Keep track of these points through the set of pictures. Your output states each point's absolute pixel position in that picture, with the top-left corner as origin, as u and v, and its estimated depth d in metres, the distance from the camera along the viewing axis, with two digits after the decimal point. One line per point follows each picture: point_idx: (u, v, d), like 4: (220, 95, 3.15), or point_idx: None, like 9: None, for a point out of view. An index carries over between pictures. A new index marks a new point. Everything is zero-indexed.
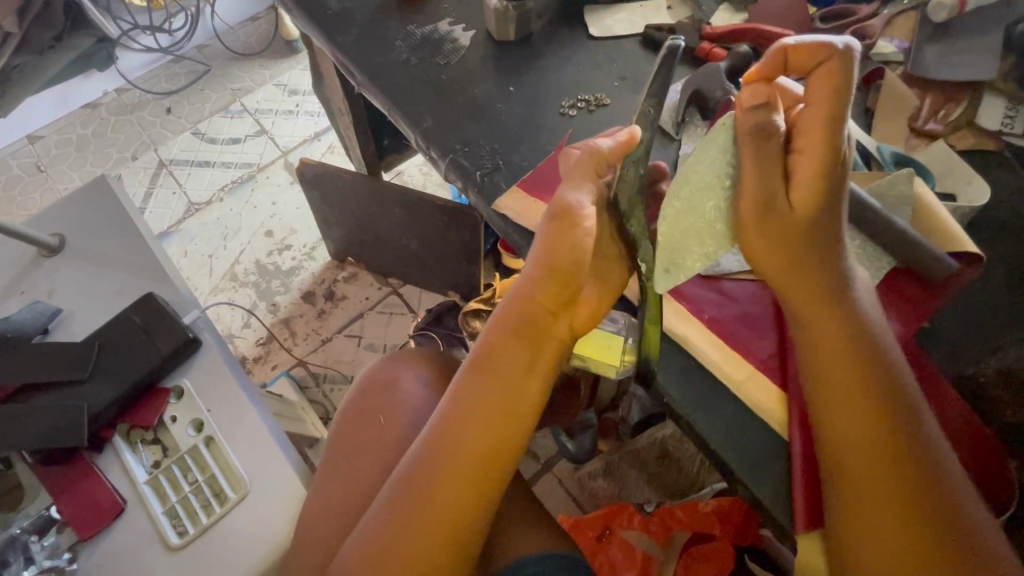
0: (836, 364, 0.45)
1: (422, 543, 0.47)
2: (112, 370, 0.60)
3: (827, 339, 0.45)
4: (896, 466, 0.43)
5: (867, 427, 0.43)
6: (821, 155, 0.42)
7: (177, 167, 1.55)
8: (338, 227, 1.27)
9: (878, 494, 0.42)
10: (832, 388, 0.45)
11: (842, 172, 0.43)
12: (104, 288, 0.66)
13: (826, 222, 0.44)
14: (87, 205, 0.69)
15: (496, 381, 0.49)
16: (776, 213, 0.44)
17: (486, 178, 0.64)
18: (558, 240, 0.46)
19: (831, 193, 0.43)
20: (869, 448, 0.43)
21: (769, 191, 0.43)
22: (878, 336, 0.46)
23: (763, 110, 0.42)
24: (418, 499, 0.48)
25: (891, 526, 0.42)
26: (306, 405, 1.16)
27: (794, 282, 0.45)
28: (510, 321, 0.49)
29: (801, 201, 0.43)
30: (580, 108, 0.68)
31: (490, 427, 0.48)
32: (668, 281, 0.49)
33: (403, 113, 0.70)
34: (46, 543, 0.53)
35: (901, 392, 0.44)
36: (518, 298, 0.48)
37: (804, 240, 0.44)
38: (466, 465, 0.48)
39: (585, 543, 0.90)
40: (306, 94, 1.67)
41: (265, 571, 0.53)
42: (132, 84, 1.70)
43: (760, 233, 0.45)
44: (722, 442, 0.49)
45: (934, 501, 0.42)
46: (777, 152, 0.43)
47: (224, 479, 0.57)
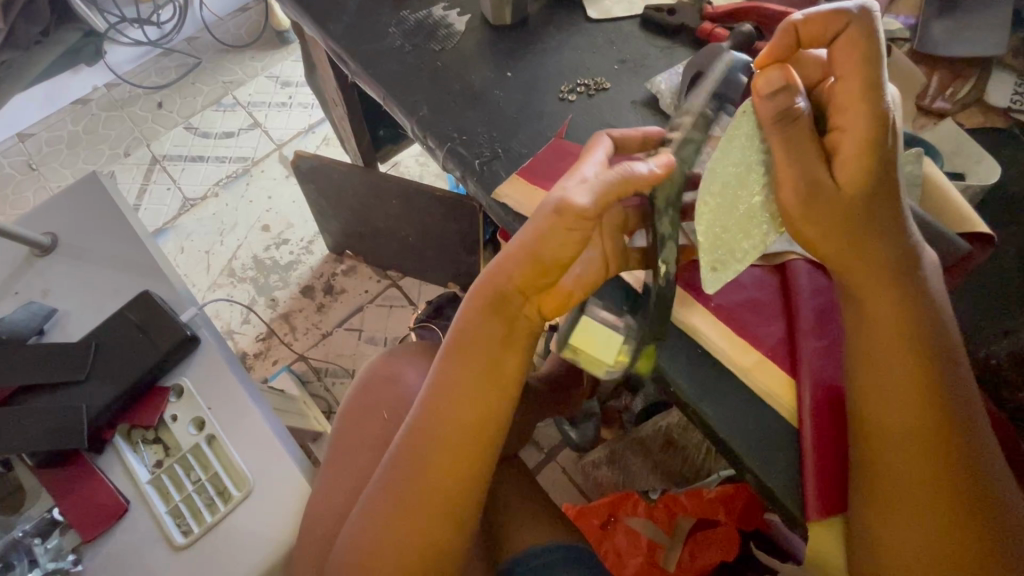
0: (878, 345, 0.43)
1: (430, 527, 0.47)
2: (110, 370, 0.59)
3: (875, 319, 0.44)
4: (929, 447, 0.42)
5: (904, 407, 0.43)
6: (865, 131, 0.40)
7: (171, 162, 1.53)
8: (336, 220, 1.26)
9: (903, 478, 0.42)
10: (870, 370, 0.44)
11: (892, 145, 0.42)
12: (99, 287, 0.65)
13: (881, 199, 0.43)
14: (79, 202, 0.68)
15: (488, 365, 0.48)
16: (821, 193, 0.42)
17: (485, 167, 0.63)
18: (543, 226, 0.44)
19: (883, 172, 0.42)
20: (902, 432, 0.42)
21: (813, 171, 0.42)
22: (927, 317, 0.44)
23: (785, 94, 0.41)
24: (429, 485, 0.48)
25: (914, 504, 0.42)
26: (308, 400, 1.15)
27: (849, 261, 0.44)
28: (495, 304, 0.47)
29: (849, 179, 0.42)
30: (579, 93, 0.67)
31: (488, 412, 0.48)
32: (717, 281, 0.48)
33: (399, 102, 0.68)
34: (49, 545, 0.53)
35: (947, 376, 0.43)
36: (504, 284, 0.47)
37: (855, 219, 0.43)
38: (472, 449, 0.48)
39: (590, 532, 0.89)
40: (300, 85, 1.64)
41: (270, 570, 0.53)
42: (122, 78, 1.68)
43: (809, 215, 0.43)
44: (730, 430, 0.48)
45: (963, 486, 0.42)
46: (810, 130, 0.42)
47: (226, 477, 0.56)
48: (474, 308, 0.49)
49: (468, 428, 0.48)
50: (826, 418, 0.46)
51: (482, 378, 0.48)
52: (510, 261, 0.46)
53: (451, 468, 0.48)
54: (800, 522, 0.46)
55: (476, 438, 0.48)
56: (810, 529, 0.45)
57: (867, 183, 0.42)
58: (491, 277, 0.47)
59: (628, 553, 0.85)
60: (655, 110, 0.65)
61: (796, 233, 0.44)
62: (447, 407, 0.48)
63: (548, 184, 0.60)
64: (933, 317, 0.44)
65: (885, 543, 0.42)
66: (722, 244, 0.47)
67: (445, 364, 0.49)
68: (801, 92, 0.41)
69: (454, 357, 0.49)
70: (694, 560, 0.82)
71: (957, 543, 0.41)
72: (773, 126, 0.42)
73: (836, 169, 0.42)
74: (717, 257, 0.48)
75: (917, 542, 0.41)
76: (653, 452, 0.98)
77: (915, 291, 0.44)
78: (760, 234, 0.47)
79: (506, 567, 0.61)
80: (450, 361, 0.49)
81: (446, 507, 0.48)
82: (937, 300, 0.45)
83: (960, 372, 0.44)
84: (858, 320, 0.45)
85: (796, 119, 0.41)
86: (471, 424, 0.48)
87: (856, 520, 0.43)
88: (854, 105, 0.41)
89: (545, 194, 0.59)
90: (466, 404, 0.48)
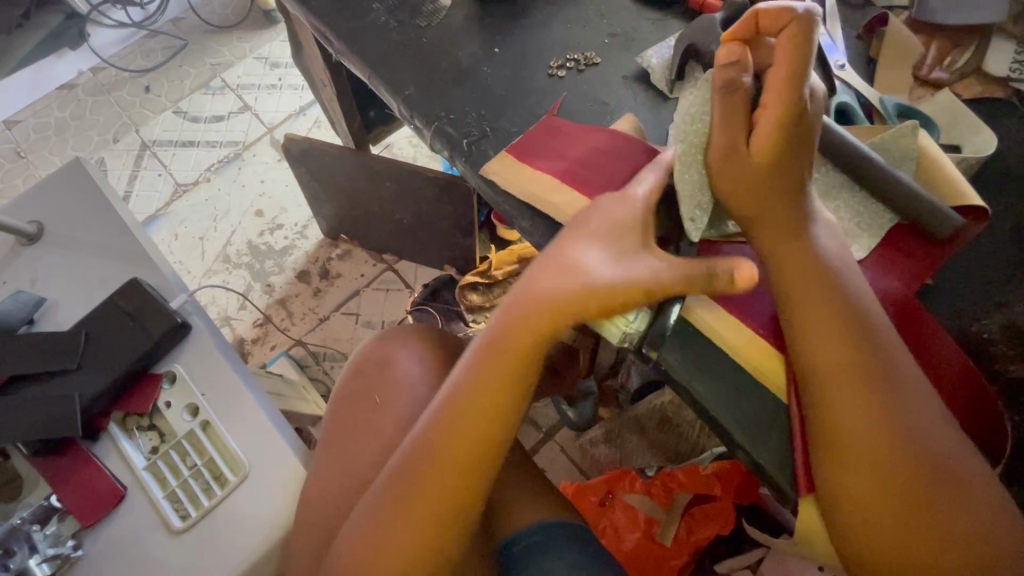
0: (809, 311, 0.44)
1: (418, 513, 0.47)
2: (102, 358, 0.59)
3: (803, 288, 0.45)
4: (865, 394, 0.42)
5: (839, 361, 0.43)
6: (780, 114, 0.44)
7: (161, 148, 1.51)
8: (329, 204, 1.25)
9: (851, 436, 0.42)
10: (806, 337, 0.44)
11: (803, 125, 0.45)
12: (87, 275, 0.64)
13: (791, 167, 0.46)
14: (63, 189, 0.67)
15: (508, 370, 0.47)
16: (737, 160, 0.46)
17: (474, 146, 0.62)
18: (617, 274, 0.44)
19: (796, 143, 0.45)
20: (845, 398, 0.42)
21: (731, 139, 0.46)
22: (841, 270, 0.46)
23: (734, 68, 0.44)
24: (417, 476, 0.47)
25: (865, 458, 0.41)
26: (307, 384, 1.16)
27: (764, 229, 0.47)
28: (532, 323, 0.46)
29: (761, 149, 0.45)
30: (569, 69, 0.65)
31: (491, 426, 0.47)
32: (697, 230, 0.48)
33: (385, 81, 0.67)
34: (48, 532, 0.53)
35: (874, 336, 0.44)
36: (550, 314, 0.45)
37: (771, 181, 0.46)
38: (460, 445, 0.47)
39: (587, 508, 0.91)
40: (289, 66, 1.61)
41: (266, 551, 0.53)
42: (107, 62, 1.64)
43: (728, 179, 0.47)
44: (721, 407, 0.48)
45: (908, 447, 0.41)
46: (745, 107, 0.45)
47: (223, 462, 0.56)
48: (501, 326, 0.48)
49: (475, 425, 0.47)
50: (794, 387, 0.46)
51: (510, 387, 0.47)
52: (567, 298, 0.45)
53: (438, 461, 0.47)
54: (791, 497, 0.46)
55: (463, 438, 0.47)
56: (799, 505, 0.45)
57: (776, 153, 0.45)
58: (534, 309, 0.46)
59: (626, 530, 0.87)
60: (646, 84, 0.64)
61: (726, 202, 0.48)
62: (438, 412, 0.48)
63: (536, 160, 0.58)
64: (854, 282, 0.46)
65: (847, 504, 0.42)
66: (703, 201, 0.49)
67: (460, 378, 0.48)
68: (751, 73, 0.45)
69: (472, 364, 0.48)
70: (690, 534, 0.85)
71: (910, 501, 0.41)
72: (719, 95, 0.45)
73: (753, 141, 0.45)
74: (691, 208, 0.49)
75: (876, 496, 0.41)
76: (650, 431, 1.00)
77: (831, 258, 0.46)
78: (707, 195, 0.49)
79: (504, 544, 0.62)
80: (463, 367, 0.49)
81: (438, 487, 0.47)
82: (851, 267, 0.47)
83: (891, 334, 0.45)
84: (790, 289, 0.45)
85: (735, 90, 0.44)
86: (469, 432, 0.47)
87: (821, 491, 0.43)
88: (778, 90, 0.43)
89: (533, 170, 0.58)
90: (476, 414, 0.47)
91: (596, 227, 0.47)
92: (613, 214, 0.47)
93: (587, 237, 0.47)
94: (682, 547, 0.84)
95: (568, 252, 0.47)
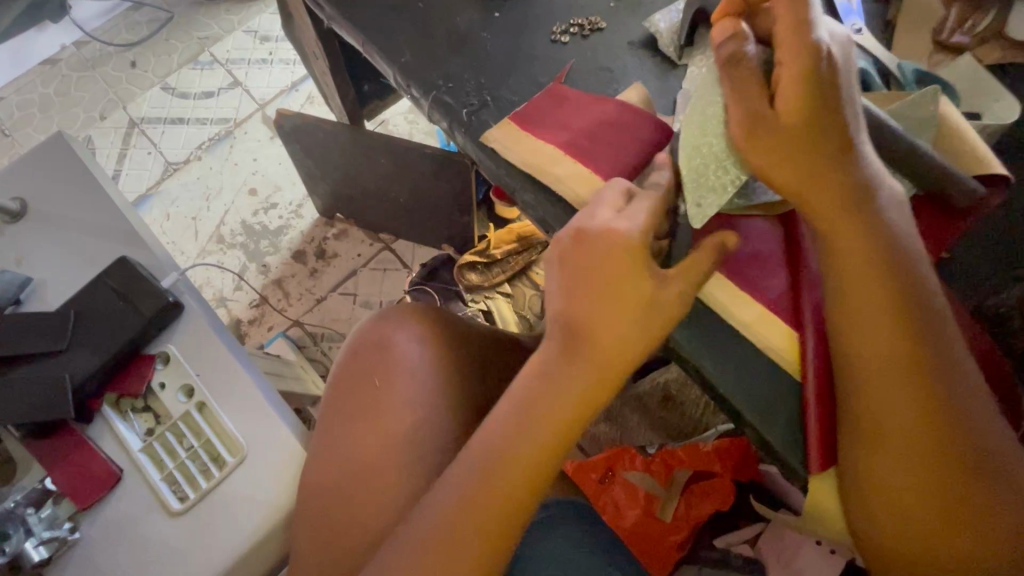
0: (862, 293, 0.41)
1: (471, 526, 0.41)
2: (93, 338, 0.57)
3: (857, 270, 0.42)
4: (916, 380, 0.40)
5: (890, 347, 0.41)
6: (802, 64, 0.39)
7: (150, 125, 1.47)
8: (323, 182, 1.22)
9: (895, 422, 0.40)
10: (853, 322, 0.42)
11: (832, 74, 0.40)
12: (74, 254, 0.62)
13: (836, 127, 0.41)
14: (46, 165, 0.64)
15: (561, 411, 0.42)
16: (763, 127, 0.41)
17: (473, 116, 0.59)
18: (644, 319, 0.42)
19: (829, 100, 0.40)
20: (892, 384, 0.40)
21: (750, 107, 0.42)
22: (904, 247, 0.42)
23: (733, 41, 0.42)
24: (467, 484, 0.42)
25: (910, 445, 0.40)
26: (305, 364, 1.15)
27: (813, 199, 0.42)
28: (574, 371, 0.42)
29: (787, 109, 0.40)
30: (573, 34, 0.62)
31: (542, 461, 0.42)
32: (703, 214, 0.47)
33: (379, 48, 0.64)
34: (44, 515, 0.52)
35: (930, 319, 0.41)
36: (588, 361, 0.42)
37: (817, 141, 0.41)
38: (516, 468, 0.42)
39: (587, 486, 0.89)
40: (280, 40, 1.56)
41: (268, 533, 0.53)
42: (90, 36, 1.59)
43: (763, 151, 0.42)
44: (728, 385, 0.47)
45: (955, 433, 0.40)
46: (765, 69, 0.42)
47: (219, 443, 0.55)
48: (537, 373, 0.43)
49: (538, 456, 0.42)
50: (828, 372, 0.45)
51: (574, 419, 0.42)
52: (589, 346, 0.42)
53: (491, 475, 0.42)
54: (801, 476, 0.46)
55: (517, 458, 0.42)
56: (812, 484, 0.45)
57: (806, 116, 0.40)
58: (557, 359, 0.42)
59: (626, 507, 0.86)
60: (653, 51, 0.61)
61: (766, 173, 0.42)
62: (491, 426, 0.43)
63: (539, 130, 0.56)
64: (913, 260, 0.42)
65: (884, 492, 0.41)
66: (715, 182, 0.47)
67: (502, 412, 0.43)
68: (754, 42, 0.42)
69: (522, 403, 0.43)
70: (690, 510, 0.85)
71: (952, 488, 0.40)
72: (723, 69, 0.42)
73: (777, 102, 0.41)
74: (700, 193, 0.48)
75: (915, 482, 0.40)
76: (652, 409, 0.99)
77: (896, 233, 0.42)
78: (730, 173, 0.46)
79: None
80: (508, 403, 0.43)
81: (479, 498, 0.42)
82: (914, 247, 0.43)
83: (944, 316, 0.42)
84: (842, 268, 0.42)
85: (741, 62, 0.41)
86: (527, 453, 0.42)
87: (851, 475, 0.42)
88: (787, 42, 0.40)
89: (535, 141, 0.55)
90: (527, 444, 0.42)
91: (602, 275, 0.42)
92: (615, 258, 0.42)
93: (597, 290, 0.42)
94: (682, 523, 0.85)
95: (585, 304, 0.42)
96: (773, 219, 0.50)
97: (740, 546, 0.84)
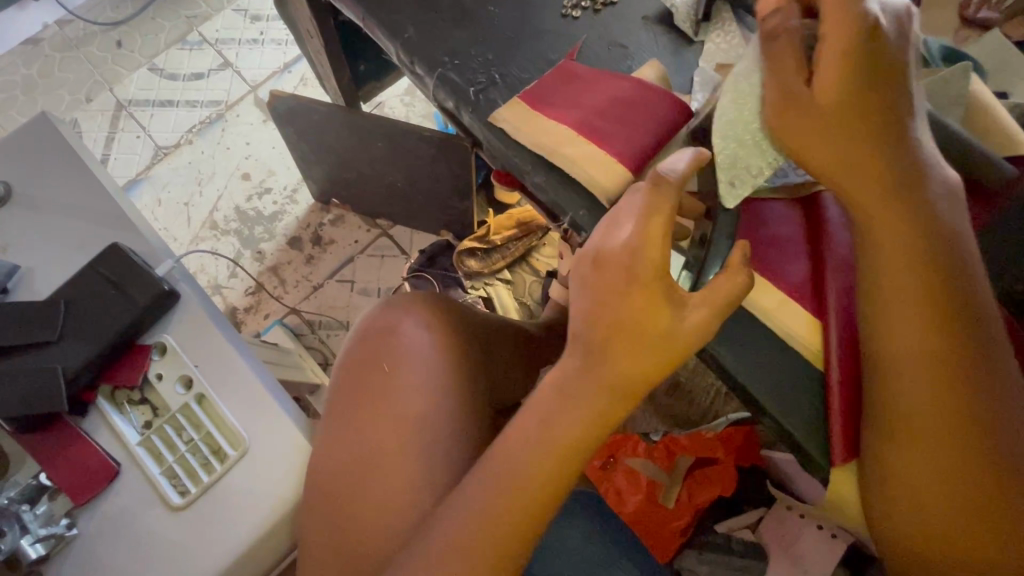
0: (898, 283, 0.40)
1: (474, 546, 0.39)
2: (85, 328, 0.55)
3: (890, 257, 0.40)
4: (952, 372, 0.39)
5: (926, 338, 0.39)
6: (847, 37, 0.37)
7: (138, 107, 1.42)
8: (318, 166, 1.19)
9: (926, 414, 0.39)
10: (883, 309, 0.40)
11: (877, 51, 0.38)
12: (64, 241, 0.60)
13: (878, 106, 0.39)
14: (31, 147, 0.61)
15: (593, 419, 0.39)
16: (798, 105, 0.39)
17: (480, 95, 0.57)
18: (672, 339, 0.37)
19: (870, 80, 0.38)
20: (925, 377, 0.39)
21: (788, 83, 0.40)
22: (946, 234, 0.40)
23: (779, 15, 0.39)
24: (473, 496, 0.40)
25: (943, 439, 0.39)
26: (303, 352, 1.13)
27: (847, 182, 0.40)
28: (603, 378, 0.38)
29: (826, 85, 0.38)
30: (584, 9, 0.60)
31: (553, 482, 0.39)
32: (735, 196, 0.46)
33: (381, 23, 0.61)
34: (39, 512, 0.51)
35: (968, 309, 0.40)
36: (610, 382, 0.38)
37: (858, 122, 0.39)
38: (526, 487, 0.39)
39: (590, 471, 0.89)
40: (270, 19, 1.51)
41: (270, 530, 0.51)
42: (74, 14, 1.53)
43: (795, 130, 0.40)
44: (747, 374, 0.46)
45: (990, 430, 0.39)
46: (802, 45, 0.39)
47: (220, 436, 0.53)
48: (565, 385, 0.39)
49: (551, 475, 0.39)
50: (854, 361, 0.44)
51: (591, 436, 0.39)
52: (611, 367, 0.38)
53: (499, 490, 0.39)
54: (823, 467, 0.45)
55: (533, 472, 0.39)
56: (832, 476, 0.44)
57: (843, 97, 0.38)
58: (578, 375, 0.39)
59: (628, 492, 0.86)
60: (668, 27, 0.59)
61: (799, 153, 0.41)
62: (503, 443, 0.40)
63: (549, 108, 0.54)
64: (957, 252, 0.40)
65: (910, 486, 0.40)
66: (751, 164, 0.45)
67: (515, 427, 0.40)
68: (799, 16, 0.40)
69: (537, 419, 0.40)
70: (692, 498, 0.84)
71: (984, 485, 0.39)
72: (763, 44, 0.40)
73: (814, 81, 0.39)
74: (735, 172, 0.45)
75: (944, 478, 0.39)
76: (658, 395, 0.98)
77: (939, 222, 0.40)
78: (769, 154, 0.44)
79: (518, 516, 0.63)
80: (527, 411, 0.40)
81: (491, 511, 0.39)
82: (957, 234, 0.41)
83: (986, 312, 0.40)
84: (875, 254, 0.41)
85: (778, 39, 0.39)
86: (534, 471, 0.39)
87: (875, 466, 0.41)
88: (834, 15, 0.37)
89: (545, 120, 0.53)
90: (540, 462, 0.39)
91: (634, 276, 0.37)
92: (650, 254, 0.37)
93: (627, 292, 0.37)
94: (684, 509, 0.83)
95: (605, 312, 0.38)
96: (793, 202, 0.49)
97: (743, 531, 0.83)
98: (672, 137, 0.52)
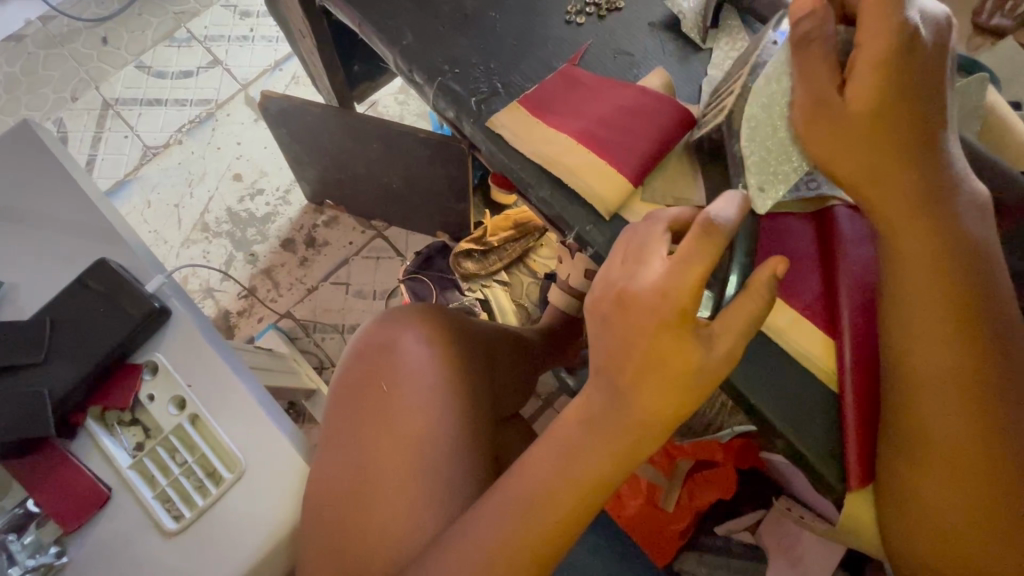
0: (919, 302, 0.39)
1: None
2: (73, 348, 0.53)
3: (913, 275, 0.39)
4: (975, 394, 0.38)
5: (949, 358, 0.38)
6: (884, 47, 0.36)
7: (124, 107, 1.39)
8: (312, 167, 1.16)
9: (948, 437, 0.38)
10: (905, 327, 0.39)
11: (913, 62, 0.37)
12: (49, 255, 0.57)
13: (908, 118, 0.37)
14: (12, 157, 0.59)
15: (609, 448, 0.37)
16: (829, 114, 0.38)
17: (482, 105, 0.55)
18: (693, 368, 0.36)
19: (904, 92, 0.37)
20: (947, 398, 0.38)
21: (818, 91, 0.38)
22: (973, 251, 0.39)
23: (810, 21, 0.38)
24: (485, 526, 0.39)
25: (964, 462, 0.38)
26: (298, 357, 1.11)
27: (871, 197, 0.39)
28: (621, 407, 0.37)
29: (859, 96, 0.37)
30: (589, 14, 0.58)
31: (571, 514, 0.38)
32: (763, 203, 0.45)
33: (378, 29, 0.59)
34: (26, 541, 0.49)
35: (994, 329, 0.38)
36: (629, 411, 0.37)
37: (885, 134, 0.38)
38: (541, 518, 0.38)
39: None
40: (261, 15, 1.47)
41: (267, 556, 0.49)
42: (56, 11, 1.49)
43: (821, 140, 0.39)
44: (761, 395, 0.45)
45: (1015, 454, 0.37)
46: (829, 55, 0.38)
47: (216, 458, 0.52)
48: (579, 415, 0.38)
49: (569, 506, 0.38)
50: (871, 380, 0.43)
51: (609, 467, 0.38)
52: (630, 395, 0.37)
53: (514, 520, 0.38)
54: (837, 491, 0.44)
55: (549, 503, 0.38)
56: (847, 497, 0.43)
57: (876, 109, 0.37)
58: (597, 404, 0.38)
59: (629, 496, 0.87)
60: (675, 33, 0.57)
61: (828, 164, 0.40)
62: (519, 473, 0.39)
63: (552, 117, 0.52)
64: (984, 271, 0.39)
65: (928, 507, 0.39)
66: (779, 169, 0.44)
67: (532, 455, 0.40)
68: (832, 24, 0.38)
69: (551, 448, 0.39)
70: (693, 499, 0.84)
71: (1007, 510, 0.37)
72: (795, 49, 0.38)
73: (848, 88, 0.38)
74: (763, 178, 0.44)
75: (964, 501, 0.38)
76: None
77: (965, 239, 0.39)
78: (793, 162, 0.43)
79: None
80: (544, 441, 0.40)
81: (505, 543, 0.38)
82: (984, 251, 0.39)
83: (1014, 333, 0.39)
84: (898, 270, 0.40)
85: (812, 44, 0.37)
86: (549, 502, 0.38)
87: (891, 487, 0.41)
88: (873, 23, 0.36)
89: (550, 129, 0.52)
90: (556, 493, 0.38)
91: (655, 301, 0.36)
92: (677, 282, 0.35)
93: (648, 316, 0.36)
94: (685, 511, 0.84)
95: (620, 338, 0.37)
96: (806, 216, 0.48)
97: (742, 533, 0.83)
98: (678, 145, 0.51)
